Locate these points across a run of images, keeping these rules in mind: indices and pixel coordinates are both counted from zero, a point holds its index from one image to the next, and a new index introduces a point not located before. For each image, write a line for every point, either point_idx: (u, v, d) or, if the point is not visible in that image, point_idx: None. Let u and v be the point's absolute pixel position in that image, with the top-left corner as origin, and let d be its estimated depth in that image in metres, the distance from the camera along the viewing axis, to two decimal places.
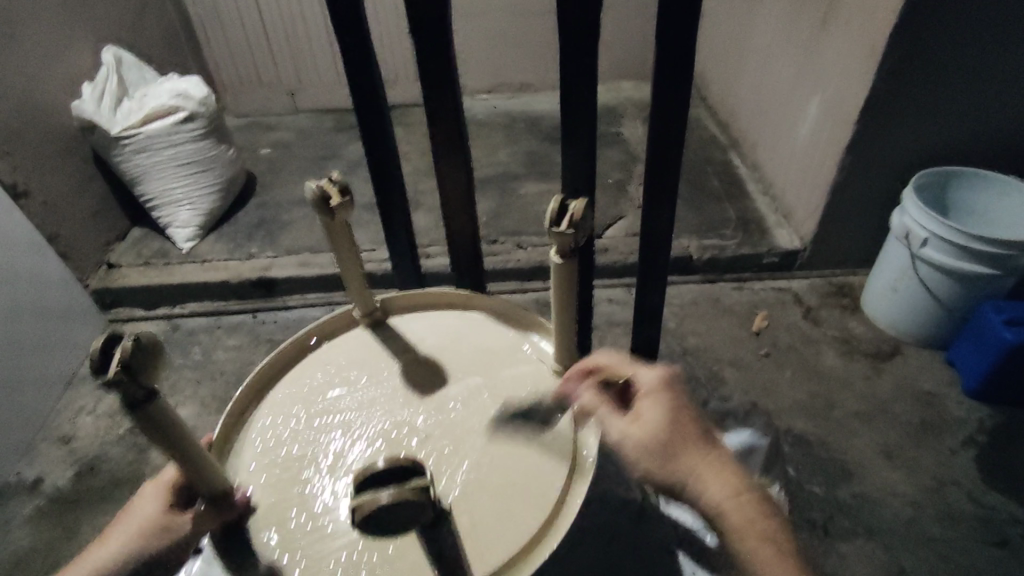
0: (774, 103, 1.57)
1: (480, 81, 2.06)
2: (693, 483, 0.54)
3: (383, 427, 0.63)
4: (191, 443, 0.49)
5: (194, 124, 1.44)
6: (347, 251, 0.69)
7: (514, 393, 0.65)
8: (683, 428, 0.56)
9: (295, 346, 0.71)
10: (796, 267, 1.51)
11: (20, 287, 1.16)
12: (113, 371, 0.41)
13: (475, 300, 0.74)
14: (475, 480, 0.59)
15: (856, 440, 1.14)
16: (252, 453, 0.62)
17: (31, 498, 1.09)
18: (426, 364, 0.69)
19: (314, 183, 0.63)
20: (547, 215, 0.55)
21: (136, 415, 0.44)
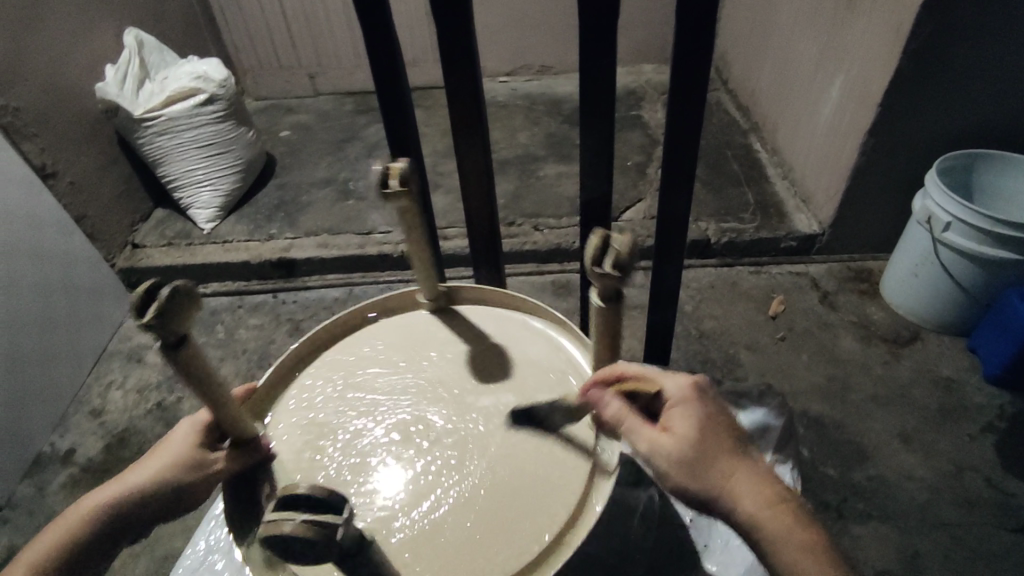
0: (796, 85, 1.54)
1: (498, 63, 2.05)
2: (729, 492, 0.54)
3: (404, 419, 0.62)
4: (218, 388, 0.52)
5: (213, 107, 1.46)
6: (414, 242, 0.68)
7: (540, 387, 0.64)
8: (715, 437, 0.56)
9: (355, 317, 0.73)
10: (815, 252, 1.50)
11: (45, 265, 1.20)
12: (147, 316, 0.42)
13: (536, 307, 0.70)
14: (490, 480, 0.58)
15: (872, 424, 1.14)
16: (283, 411, 0.64)
17: (64, 467, 1.13)
18: (467, 361, 0.67)
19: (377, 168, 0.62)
20: (587, 254, 0.49)
21: (171, 354, 0.46)
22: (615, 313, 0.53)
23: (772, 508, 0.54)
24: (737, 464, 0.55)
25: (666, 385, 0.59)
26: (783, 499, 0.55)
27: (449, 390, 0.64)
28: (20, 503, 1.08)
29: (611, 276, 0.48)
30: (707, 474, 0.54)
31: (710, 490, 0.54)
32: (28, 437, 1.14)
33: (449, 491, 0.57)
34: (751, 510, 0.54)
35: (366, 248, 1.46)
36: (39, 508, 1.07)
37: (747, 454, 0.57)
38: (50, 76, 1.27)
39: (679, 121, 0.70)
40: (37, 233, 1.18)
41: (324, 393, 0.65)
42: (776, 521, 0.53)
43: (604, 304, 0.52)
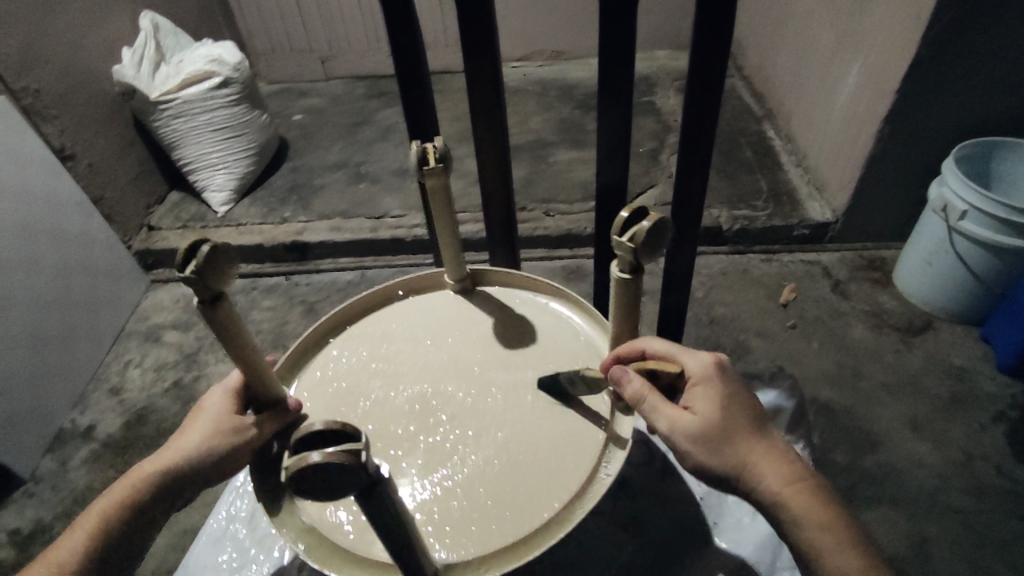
0: (812, 72, 1.53)
1: (511, 49, 2.04)
2: (750, 470, 0.55)
3: (423, 393, 0.64)
4: (249, 349, 0.54)
5: (228, 90, 1.47)
6: (444, 224, 0.68)
7: (558, 365, 0.65)
8: (737, 417, 0.56)
9: (384, 293, 0.74)
10: (827, 240, 1.49)
11: (65, 245, 1.22)
12: (188, 270, 0.45)
13: (557, 290, 0.71)
14: (506, 445, 0.59)
15: (883, 412, 1.14)
16: (308, 381, 0.66)
17: (85, 443, 1.16)
18: (489, 338, 0.68)
19: (417, 145, 0.63)
20: (613, 226, 0.49)
21: (208, 310, 0.49)
22: (633, 290, 0.53)
23: (793, 489, 0.55)
24: (758, 444, 0.56)
25: (687, 363, 0.59)
26: (805, 478, 0.55)
27: (467, 368, 0.66)
28: (42, 477, 1.10)
29: (631, 248, 0.48)
30: (727, 454, 0.55)
31: (730, 469, 0.55)
32: (49, 413, 1.16)
33: (464, 460, 0.59)
34: (772, 490, 0.55)
35: (379, 232, 1.47)
36: (61, 482, 1.09)
37: (769, 433, 0.57)
38: (68, 59, 1.28)
39: (694, 106, 0.70)
40: (57, 214, 1.20)
41: (347, 365, 0.67)
42: (797, 502, 0.54)
43: (625, 278, 0.51)
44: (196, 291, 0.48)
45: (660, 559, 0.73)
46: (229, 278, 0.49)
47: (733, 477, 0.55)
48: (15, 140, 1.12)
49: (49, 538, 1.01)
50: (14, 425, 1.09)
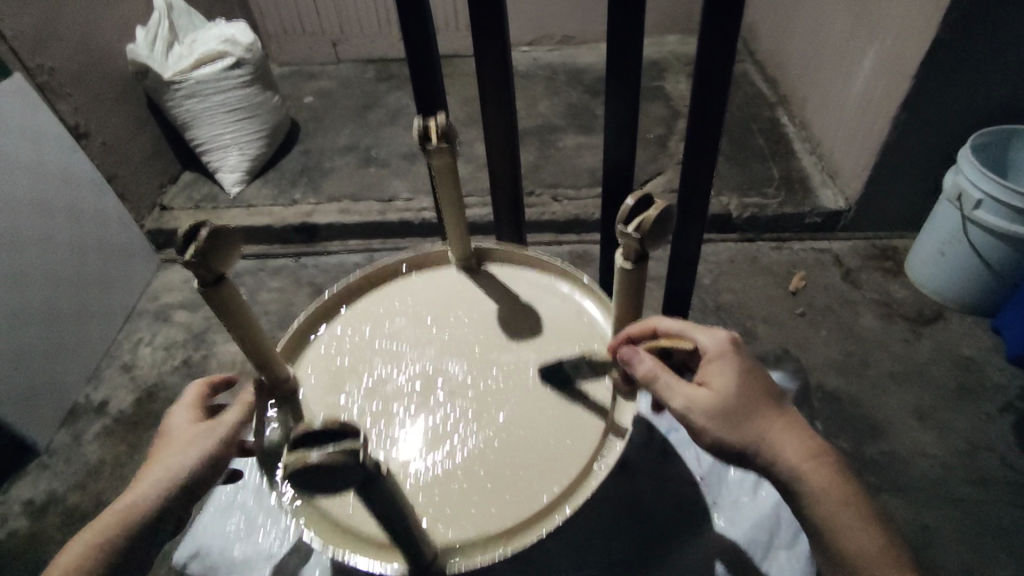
0: (828, 57, 1.51)
1: (522, 32, 2.03)
2: (769, 446, 0.55)
3: (425, 370, 0.65)
4: (253, 329, 0.55)
5: (240, 71, 1.47)
6: (448, 202, 0.68)
7: (561, 345, 0.65)
8: (754, 392, 0.56)
9: (387, 270, 0.74)
10: (838, 228, 1.48)
11: (79, 222, 1.24)
12: (187, 256, 0.46)
13: (561, 270, 0.71)
14: (508, 424, 0.60)
15: (889, 401, 1.13)
16: (312, 357, 0.67)
17: (98, 417, 1.18)
18: (493, 318, 0.69)
19: (422, 122, 0.63)
20: (619, 214, 0.49)
21: (208, 293, 0.50)
22: (638, 278, 0.52)
23: (810, 462, 0.55)
24: (776, 418, 0.56)
25: (701, 340, 0.59)
26: (820, 454, 0.56)
27: (470, 347, 0.66)
28: (56, 450, 1.13)
29: (637, 237, 0.48)
30: (746, 429, 0.55)
31: (750, 444, 0.55)
32: (63, 388, 1.19)
33: (465, 441, 0.59)
34: (792, 464, 0.55)
35: (387, 214, 1.47)
36: (74, 455, 1.12)
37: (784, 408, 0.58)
38: (82, 38, 1.29)
39: (702, 88, 0.70)
40: (71, 192, 1.22)
41: (354, 342, 0.68)
42: (815, 474, 0.55)
43: (628, 266, 0.51)
44: (197, 273, 0.49)
45: (659, 536, 0.74)
46: (231, 260, 0.49)
47: (751, 453, 0.55)
48: (29, 118, 1.14)
49: (64, 508, 1.04)
50: (30, 398, 1.11)
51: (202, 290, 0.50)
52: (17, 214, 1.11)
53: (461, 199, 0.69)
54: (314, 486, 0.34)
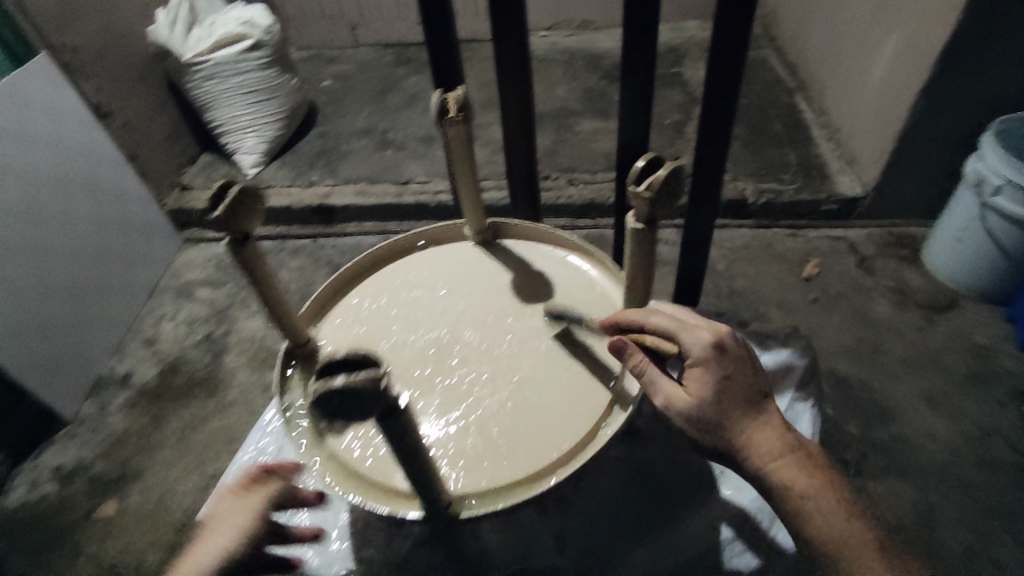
0: (849, 42, 1.49)
1: (540, 17, 2.02)
2: (739, 446, 0.55)
3: (440, 338, 0.66)
4: (275, 289, 0.60)
5: (259, 53, 1.49)
6: (464, 175, 0.70)
7: (573, 316, 0.67)
8: (733, 396, 0.55)
9: (405, 244, 0.76)
10: (855, 216, 1.47)
11: (102, 199, 1.27)
12: (217, 212, 0.51)
13: (575, 245, 0.72)
14: (520, 390, 0.61)
15: (900, 386, 1.13)
16: (332, 324, 0.69)
17: (122, 389, 1.22)
18: (507, 289, 0.70)
19: (439, 96, 0.64)
20: (630, 174, 0.51)
21: (235, 250, 0.55)
22: (648, 243, 0.54)
23: (785, 463, 0.55)
24: (751, 420, 0.56)
25: (686, 343, 0.56)
26: (793, 452, 0.56)
27: (484, 316, 0.68)
28: (83, 419, 1.17)
29: (648, 197, 0.49)
30: (719, 431, 0.56)
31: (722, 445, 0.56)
32: (89, 360, 1.22)
33: (478, 404, 0.61)
34: (767, 464, 0.55)
35: (403, 197, 1.49)
36: (100, 424, 1.16)
37: (763, 407, 0.57)
38: (105, 18, 1.31)
39: (717, 66, 0.70)
40: (92, 169, 1.25)
41: (372, 310, 0.69)
42: (792, 476, 0.55)
43: (639, 229, 0.53)
44: (226, 233, 0.54)
45: (671, 501, 0.74)
46: (253, 218, 0.54)
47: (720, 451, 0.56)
48: (53, 95, 1.16)
49: (90, 474, 1.08)
50: (57, 369, 1.15)
51: (229, 248, 0.55)
52: (41, 189, 1.13)
53: (478, 172, 0.70)
54: (338, 413, 0.36)
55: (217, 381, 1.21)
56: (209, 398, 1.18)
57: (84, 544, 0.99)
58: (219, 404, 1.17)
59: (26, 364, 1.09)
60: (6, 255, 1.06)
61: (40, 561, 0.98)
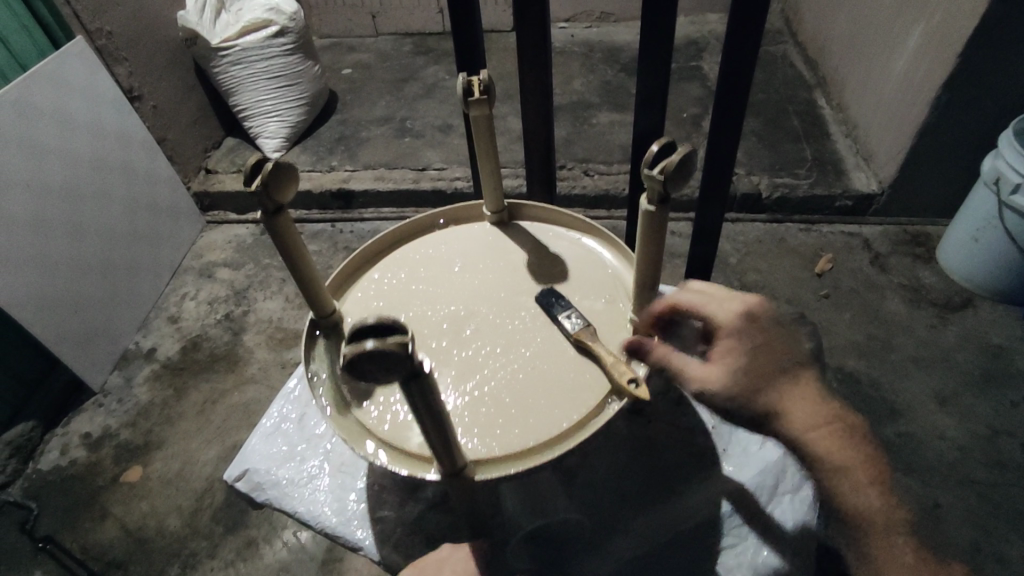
0: (870, 38, 1.49)
1: (559, 9, 2.03)
2: (778, 417, 0.56)
3: (456, 312, 0.69)
4: (304, 260, 0.63)
5: (284, 39, 1.52)
6: (484, 156, 0.72)
7: (585, 295, 0.69)
8: (770, 366, 0.56)
9: (426, 223, 0.79)
10: (870, 212, 1.47)
11: (133, 181, 1.32)
12: (254, 186, 0.54)
13: (590, 227, 0.75)
14: (531, 363, 0.64)
15: (909, 383, 1.14)
16: (354, 296, 0.72)
17: (148, 363, 1.26)
18: (521, 268, 0.73)
19: (461, 79, 0.66)
20: (644, 158, 0.52)
21: (268, 222, 0.58)
22: (659, 226, 0.55)
23: (823, 433, 0.56)
24: (791, 389, 0.56)
25: (716, 316, 0.58)
26: (830, 420, 0.57)
27: (497, 293, 0.70)
28: (110, 390, 1.21)
29: (660, 180, 0.51)
30: (759, 401, 0.56)
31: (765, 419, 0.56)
32: (117, 335, 1.27)
33: (491, 375, 0.63)
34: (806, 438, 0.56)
35: (421, 183, 1.51)
36: (126, 395, 1.20)
37: (802, 378, 0.58)
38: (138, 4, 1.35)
39: (731, 58, 0.71)
40: (123, 150, 1.29)
41: (391, 284, 0.72)
42: (827, 444, 0.56)
43: (651, 210, 0.54)
44: (261, 205, 0.57)
45: (672, 470, 0.78)
46: (286, 191, 0.57)
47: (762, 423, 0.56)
48: (89, 78, 1.21)
49: (117, 442, 1.12)
50: (87, 341, 1.19)
51: (262, 220, 0.58)
52: (79, 170, 1.18)
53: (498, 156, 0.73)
54: (363, 375, 0.38)
55: (238, 358, 1.25)
56: (229, 373, 1.22)
57: (111, 507, 1.03)
58: (239, 379, 1.21)
59: (59, 335, 1.14)
60: (44, 231, 1.11)
61: (69, 522, 1.02)
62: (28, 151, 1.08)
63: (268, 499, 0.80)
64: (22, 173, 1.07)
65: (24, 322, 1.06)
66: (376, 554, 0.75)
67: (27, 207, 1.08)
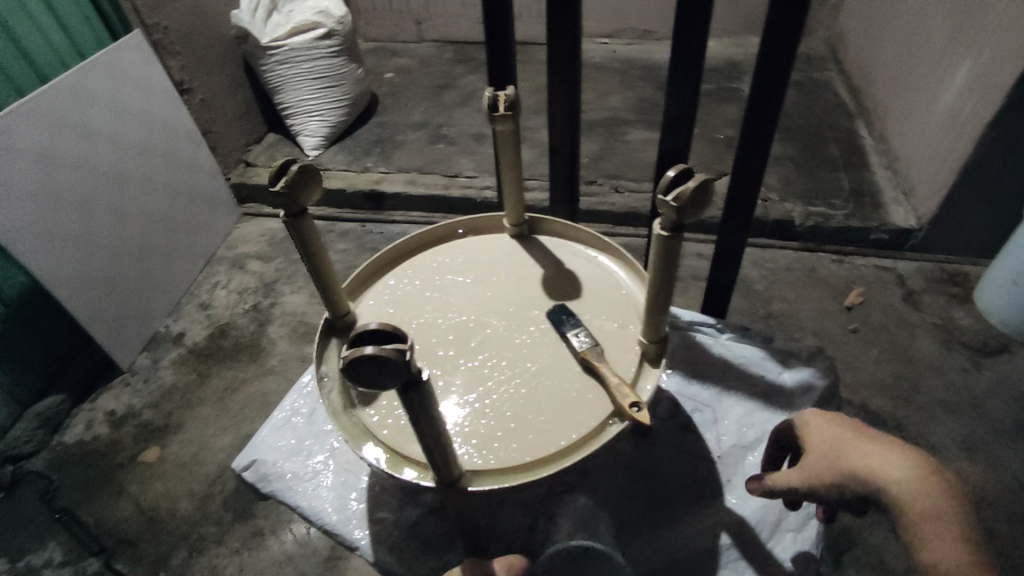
0: (917, 70, 1.45)
1: (602, 25, 2.04)
2: (863, 470, 0.59)
3: (466, 322, 0.69)
4: (323, 261, 0.64)
5: (330, 41, 1.56)
6: (507, 169, 0.73)
7: (595, 315, 0.69)
8: (836, 435, 0.64)
9: (445, 232, 0.80)
10: (907, 248, 1.43)
11: (176, 169, 1.36)
12: (278, 187, 0.56)
13: (607, 246, 0.75)
14: (536, 379, 0.64)
15: (935, 427, 1.11)
16: (368, 299, 0.73)
17: (175, 346, 1.30)
18: (534, 283, 0.73)
19: (488, 92, 0.68)
20: (661, 183, 0.52)
21: (289, 223, 0.60)
22: (673, 252, 0.55)
23: (907, 475, 0.57)
24: (871, 447, 0.60)
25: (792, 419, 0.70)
26: (921, 466, 0.57)
27: (508, 306, 0.71)
28: (138, 370, 1.25)
29: (675, 206, 0.50)
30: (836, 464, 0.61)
31: (848, 478, 0.59)
32: (149, 318, 1.31)
33: (495, 388, 0.64)
34: (896, 493, 0.56)
35: (451, 190, 1.53)
36: (152, 376, 1.24)
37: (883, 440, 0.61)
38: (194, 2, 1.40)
39: (761, 85, 0.71)
40: (169, 140, 1.33)
41: (405, 291, 0.73)
42: (906, 478, 0.56)
43: (665, 236, 0.54)
44: (284, 206, 0.59)
45: (675, 496, 0.77)
46: (309, 193, 0.59)
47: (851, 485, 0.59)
48: (142, 68, 1.25)
49: (139, 422, 1.16)
50: (120, 322, 1.24)
51: (285, 220, 0.60)
52: (126, 156, 1.23)
53: (521, 170, 0.74)
54: (360, 379, 0.39)
55: (261, 348, 1.27)
56: (251, 363, 1.25)
57: (128, 484, 1.06)
58: (260, 370, 1.24)
59: (95, 314, 1.18)
60: (89, 211, 1.15)
61: (89, 495, 1.06)
62: (80, 135, 1.13)
63: (273, 491, 0.82)
64: (73, 156, 1.12)
65: (64, 300, 1.10)
66: (371, 555, 0.76)
67: (76, 187, 1.13)
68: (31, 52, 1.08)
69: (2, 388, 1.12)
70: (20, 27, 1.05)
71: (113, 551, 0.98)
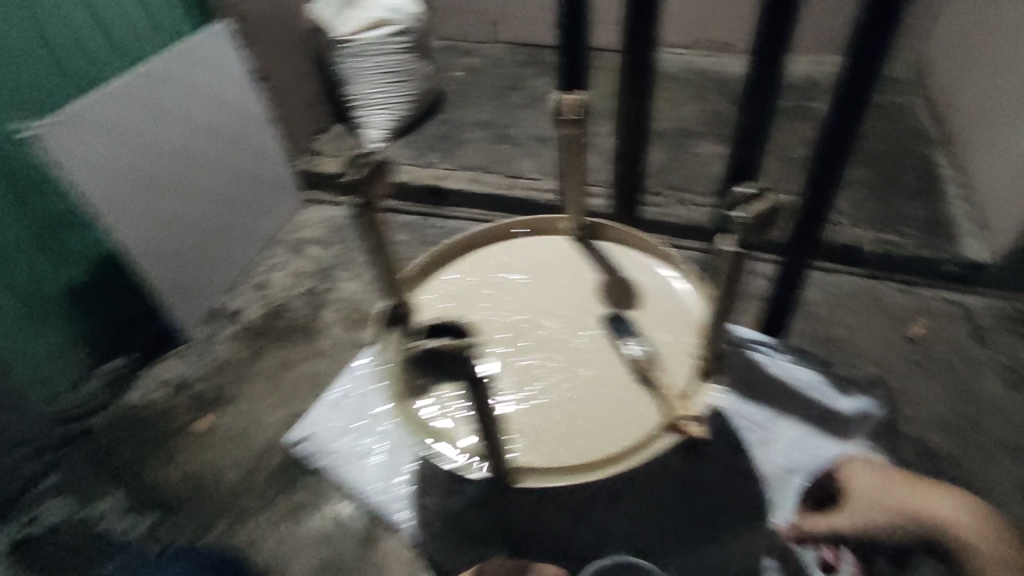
0: (1007, 97, 1.38)
1: (677, 35, 2.02)
2: (919, 514, 0.76)
3: (520, 322, 0.70)
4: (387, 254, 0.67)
5: (401, 39, 1.59)
6: (571, 171, 0.73)
7: (650, 326, 0.68)
8: (881, 489, 0.78)
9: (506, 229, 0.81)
10: (981, 282, 1.34)
11: (247, 153, 1.43)
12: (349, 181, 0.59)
13: (667, 256, 0.74)
14: (586, 385, 0.64)
15: (998, 473, 1.04)
16: (426, 293, 0.75)
17: (232, 322, 1.35)
18: (588, 287, 0.73)
19: (558, 96, 0.68)
20: (732, 199, 0.53)
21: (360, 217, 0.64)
22: (738, 271, 0.54)
23: (961, 520, 0.76)
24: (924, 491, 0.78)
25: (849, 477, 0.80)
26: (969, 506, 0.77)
27: (560, 311, 0.72)
28: (196, 341, 1.31)
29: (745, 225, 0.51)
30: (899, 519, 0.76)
31: (904, 519, 0.76)
32: (209, 292, 1.37)
33: (545, 391, 0.64)
34: (949, 526, 0.76)
35: (514, 190, 1.56)
36: (210, 347, 1.30)
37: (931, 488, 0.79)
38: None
39: None
40: (242, 123, 1.40)
41: (462, 286, 0.74)
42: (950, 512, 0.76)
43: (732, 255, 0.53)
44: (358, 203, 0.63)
45: (716, 515, 0.79)
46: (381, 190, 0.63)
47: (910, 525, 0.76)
48: (224, 56, 1.33)
49: (194, 390, 1.21)
50: (184, 293, 1.30)
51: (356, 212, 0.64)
52: (202, 137, 1.30)
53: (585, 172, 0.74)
54: None
55: (312, 331, 1.31)
56: (303, 344, 1.29)
57: (179, 448, 1.12)
58: (310, 351, 1.28)
59: (167, 282, 1.26)
60: (164, 187, 1.22)
61: (146, 453, 1.12)
62: (163, 115, 1.20)
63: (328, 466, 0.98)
64: (156, 135, 1.19)
65: (140, 266, 1.19)
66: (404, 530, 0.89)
67: (157, 164, 1.20)
68: (116, 36, 1.17)
69: (76, 347, 1.20)
70: (107, 11, 1.15)
71: (165, 507, 1.03)
